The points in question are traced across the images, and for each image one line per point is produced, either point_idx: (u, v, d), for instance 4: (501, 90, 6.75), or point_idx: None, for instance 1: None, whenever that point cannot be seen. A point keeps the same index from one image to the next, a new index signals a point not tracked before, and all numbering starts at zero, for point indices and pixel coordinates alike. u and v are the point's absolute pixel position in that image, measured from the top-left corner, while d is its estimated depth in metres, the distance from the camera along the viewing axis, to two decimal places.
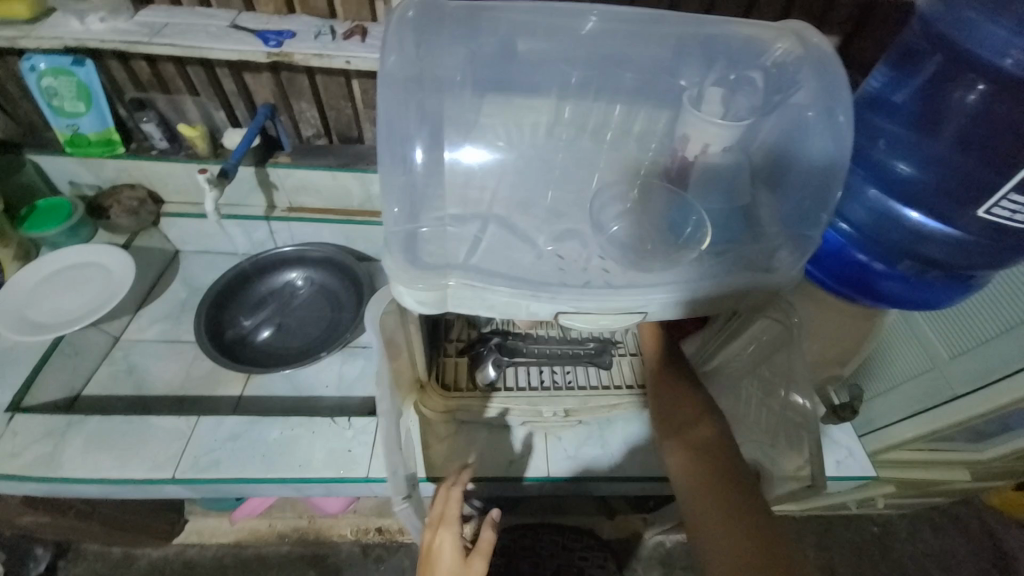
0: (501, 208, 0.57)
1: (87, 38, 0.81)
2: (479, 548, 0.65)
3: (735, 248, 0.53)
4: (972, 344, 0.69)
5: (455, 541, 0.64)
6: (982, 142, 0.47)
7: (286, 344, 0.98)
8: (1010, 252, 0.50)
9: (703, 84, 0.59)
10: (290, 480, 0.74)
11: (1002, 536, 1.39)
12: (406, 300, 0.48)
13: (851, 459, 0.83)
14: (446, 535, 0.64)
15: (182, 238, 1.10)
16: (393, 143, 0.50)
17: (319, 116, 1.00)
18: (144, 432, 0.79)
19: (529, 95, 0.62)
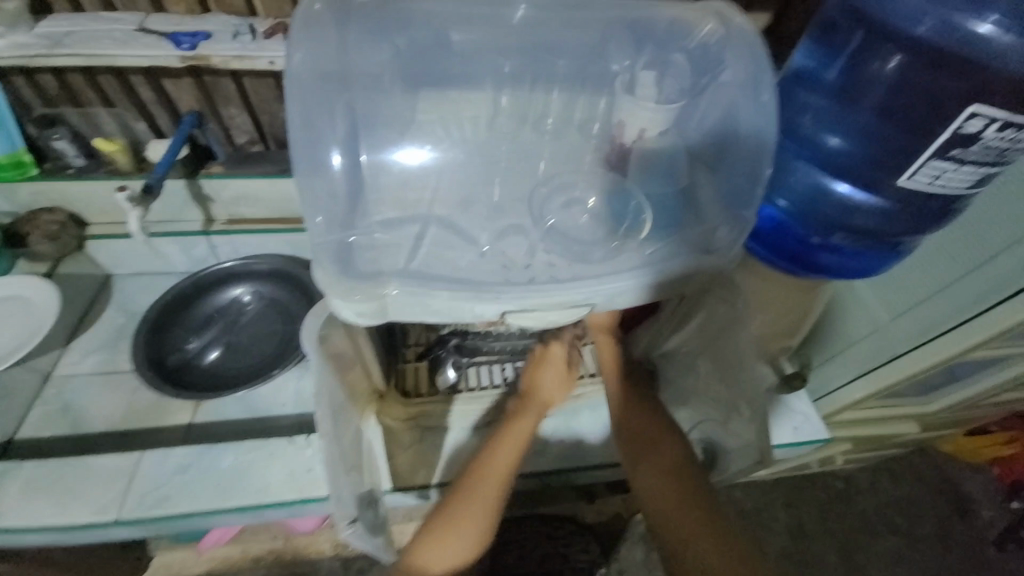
0: (441, 208, 0.55)
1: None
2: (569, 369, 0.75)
3: (676, 231, 0.53)
4: (909, 305, 0.72)
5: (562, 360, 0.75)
6: (901, 110, 0.48)
7: (236, 364, 0.94)
8: (932, 218, 0.52)
9: (633, 69, 0.59)
10: (249, 507, 0.70)
11: (958, 480, 1.48)
12: (344, 313, 0.46)
13: (807, 424, 0.87)
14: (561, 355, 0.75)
15: (113, 260, 1.03)
16: (309, 148, 0.48)
17: (251, 122, 0.95)
18: (85, 473, 0.74)
19: (463, 88, 0.60)
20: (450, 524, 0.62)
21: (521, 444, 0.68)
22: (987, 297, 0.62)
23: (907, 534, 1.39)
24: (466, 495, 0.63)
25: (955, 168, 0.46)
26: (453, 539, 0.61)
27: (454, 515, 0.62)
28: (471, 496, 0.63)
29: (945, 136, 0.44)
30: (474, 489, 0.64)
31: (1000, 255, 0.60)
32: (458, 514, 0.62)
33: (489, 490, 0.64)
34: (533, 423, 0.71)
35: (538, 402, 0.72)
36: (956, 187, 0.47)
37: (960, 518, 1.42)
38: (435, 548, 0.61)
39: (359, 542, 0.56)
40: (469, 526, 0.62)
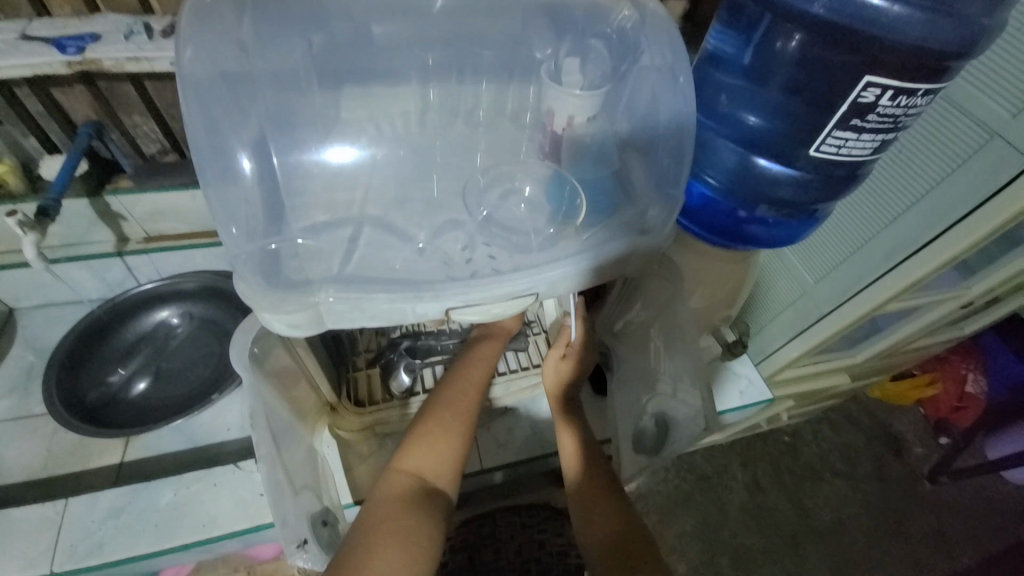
0: (375, 208, 0.53)
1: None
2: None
3: (611, 214, 0.54)
4: (829, 268, 0.78)
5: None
6: (806, 86, 0.50)
7: (168, 393, 0.86)
8: (842, 185, 0.56)
9: (557, 55, 0.59)
10: (195, 544, 0.66)
11: (890, 423, 1.63)
12: (276, 326, 0.43)
13: (751, 387, 0.93)
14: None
15: (14, 293, 0.92)
16: (214, 152, 0.45)
17: (160, 130, 0.87)
18: (4, 530, 0.66)
19: (387, 83, 0.58)
20: (432, 440, 0.62)
21: (489, 365, 0.70)
22: (896, 253, 0.68)
23: (849, 476, 1.52)
24: (446, 412, 0.64)
25: (856, 137, 0.48)
26: (441, 448, 0.62)
27: (437, 429, 0.63)
28: (450, 415, 0.64)
29: (845, 106, 0.47)
30: (451, 407, 0.64)
31: (906, 214, 0.67)
32: (441, 429, 0.63)
33: (465, 410, 0.65)
34: (498, 345, 0.72)
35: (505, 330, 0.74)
36: (859, 154, 0.50)
37: (896, 457, 1.57)
38: (424, 456, 0.61)
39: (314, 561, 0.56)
40: (453, 439, 0.63)
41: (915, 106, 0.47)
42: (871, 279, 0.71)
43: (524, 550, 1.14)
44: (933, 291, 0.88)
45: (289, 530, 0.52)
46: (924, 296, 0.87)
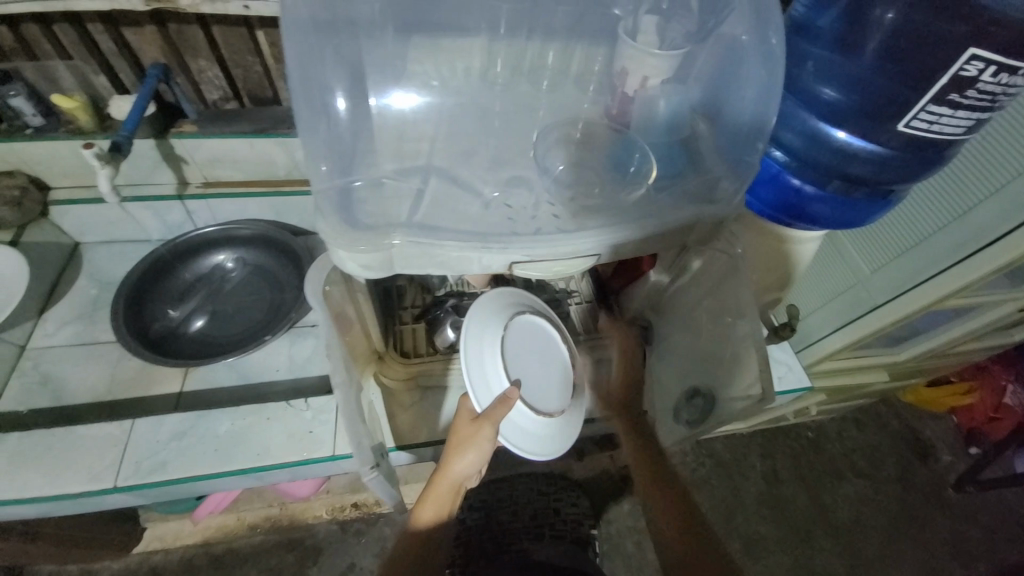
0: (441, 159, 0.53)
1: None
2: (505, 400, 0.60)
3: (679, 181, 0.53)
4: (888, 259, 0.75)
5: (493, 420, 0.59)
6: (901, 56, 0.48)
7: (222, 332, 0.91)
8: (924, 166, 0.53)
9: (637, 13, 0.58)
10: (249, 471, 0.70)
11: (919, 428, 1.59)
12: (349, 265, 0.45)
13: (791, 373, 0.89)
14: (482, 432, 0.60)
15: (81, 228, 0.97)
16: (312, 91, 0.46)
17: (223, 76, 0.89)
18: (73, 444, 0.71)
19: (455, 35, 0.58)
20: (417, 520, 0.68)
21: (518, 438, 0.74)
22: (962, 248, 0.65)
23: (872, 477, 1.50)
24: (421, 513, 0.68)
25: (951, 113, 0.47)
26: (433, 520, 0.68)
27: (417, 518, 0.69)
28: (424, 512, 0.68)
29: (943, 81, 0.45)
30: (425, 508, 0.68)
31: (982, 205, 0.63)
32: (419, 517, 0.69)
33: (435, 510, 0.68)
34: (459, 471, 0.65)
35: (452, 471, 0.65)
36: (952, 133, 0.48)
37: (922, 462, 1.53)
38: (421, 530, 0.69)
39: (382, 488, 0.57)
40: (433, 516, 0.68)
41: (1017, 84, 0.45)
42: (933, 273, 0.69)
43: (538, 515, 1.21)
44: (993, 292, 0.84)
45: (363, 449, 0.55)
46: (983, 295, 0.83)
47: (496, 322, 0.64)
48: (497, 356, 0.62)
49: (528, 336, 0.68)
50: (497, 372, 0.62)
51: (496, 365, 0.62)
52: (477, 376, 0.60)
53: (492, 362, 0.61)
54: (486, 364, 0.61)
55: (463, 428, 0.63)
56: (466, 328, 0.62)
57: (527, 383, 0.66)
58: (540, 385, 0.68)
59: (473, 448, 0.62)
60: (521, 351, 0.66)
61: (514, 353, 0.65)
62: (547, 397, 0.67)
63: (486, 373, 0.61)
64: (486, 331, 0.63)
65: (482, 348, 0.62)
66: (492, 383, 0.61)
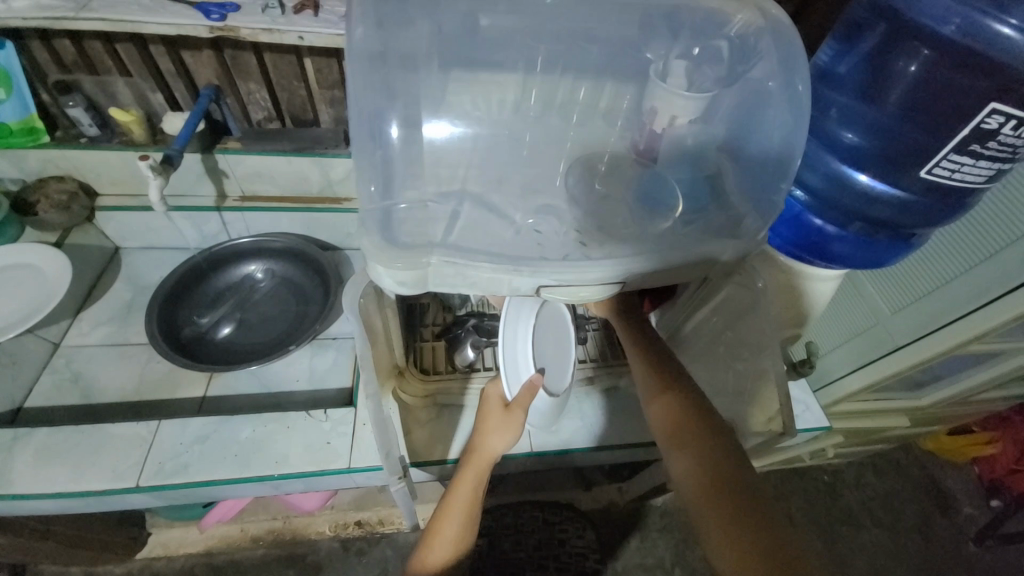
0: (476, 185, 0.56)
1: (7, 16, 0.74)
2: (531, 386, 0.67)
3: (703, 216, 0.55)
4: (909, 301, 0.75)
5: (521, 407, 0.68)
6: (924, 107, 0.50)
7: (248, 340, 0.94)
8: (945, 212, 0.55)
9: (668, 56, 0.61)
10: (266, 478, 0.71)
11: (939, 477, 1.54)
12: (386, 281, 0.47)
13: (807, 413, 0.89)
14: (514, 415, 0.67)
15: (122, 233, 1.02)
16: (366, 117, 0.49)
17: (270, 98, 0.94)
18: (99, 441, 0.73)
19: (495, 70, 0.61)
20: (440, 522, 0.67)
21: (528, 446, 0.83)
22: (986, 292, 0.65)
23: (890, 526, 1.44)
24: (436, 536, 0.67)
25: (972, 163, 0.48)
26: (450, 527, 0.67)
27: (432, 545, 0.67)
28: (439, 537, 0.67)
29: (964, 132, 0.47)
30: (440, 529, 0.67)
31: (1006, 250, 0.63)
32: (434, 544, 0.67)
33: (453, 532, 0.67)
34: (481, 472, 0.68)
35: (483, 454, 0.68)
36: (973, 181, 0.50)
37: (941, 513, 1.48)
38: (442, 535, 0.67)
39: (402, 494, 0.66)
40: (456, 514, 0.68)
41: None
42: (955, 317, 0.69)
43: (544, 545, 1.19)
44: (1015, 339, 0.83)
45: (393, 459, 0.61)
46: (1004, 342, 0.82)
47: (529, 312, 0.69)
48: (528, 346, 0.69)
49: (552, 319, 0.73)
50: (526, 361, 0.68)
51: (526, 353, 0.69)
52: (509, 362, 0.68)
53: (523, 352, 0.68)
54: (517, 353, 0.68)
55: (492, 416, 0.69)
56: (504, 312, 0.70)
57: (546, 367, 0.72)
58: (555, 366, 0.74)
59: (504, 430, 0.68)
60: (543, 338, 0.72)
61: (540, 338, 0.71)
62: (556, 377, 0.73)
63: (516, 361, 0.69)
64: (519, 321, 0.69)
65: (515, 333, 0.69)
66: (520, 370, 0.69)
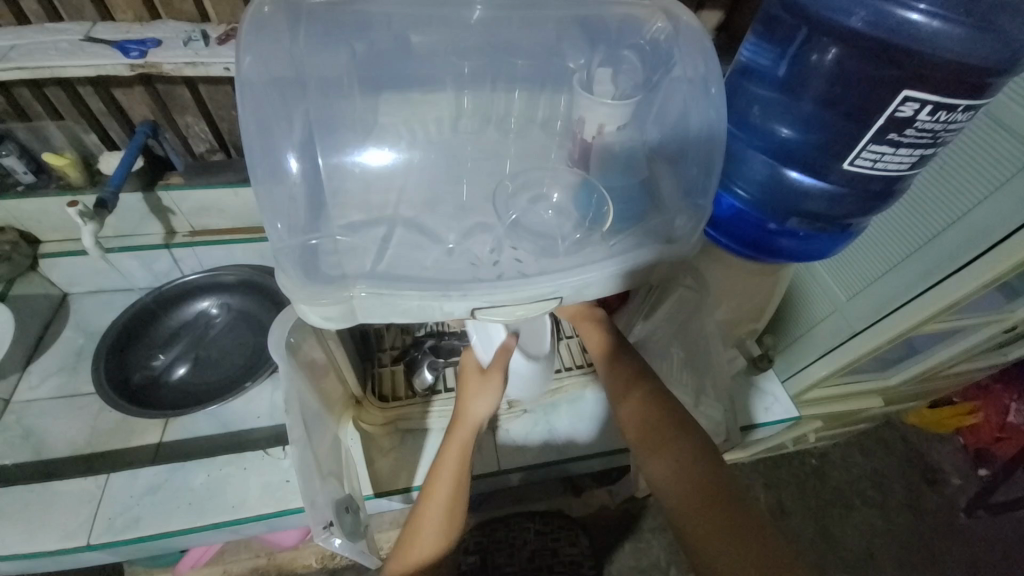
0: (408, 210, 0.55)
1: None
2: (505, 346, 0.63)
3: (638, 222, 0.54)
4: (863, 284, 0.76)
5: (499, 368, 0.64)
6: (842, 99, 0.50)
7: (204, 379, 0.91)
8: (876, 200, 0.55)
9: (590, 64, 0.61)
10: (223, 524, 0.69)
11: (926, 451, 1.55)
12: (312, 318, 0.46)
13: (777, 404, 0.88)
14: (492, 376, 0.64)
15: (69, 278, 0.99)
16: (262, 153, 0.47)
17: (210, 130, 0.92)
18: (46, 501, 0.70)
19: (422, 88, 0.60)
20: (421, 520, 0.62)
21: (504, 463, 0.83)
22: (935, 272, 0.65)
23: (880, 505, 1.45)
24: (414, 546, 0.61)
25: (893, 151, 0.49)
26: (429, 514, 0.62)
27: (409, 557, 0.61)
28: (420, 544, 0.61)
29: (881, 120, 0.47)
30: (419, 535, 0.61)
31: (949, 230, 0.63)
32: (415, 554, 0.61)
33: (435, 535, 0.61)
34: (463, 451, 0.64)
35: (466, 423, 0.65)
36: (897, 169, 0.50)
37: (930, 487, 1.49)
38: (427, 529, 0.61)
39: (345, 546, 0.58)
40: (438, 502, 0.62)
41: (956, 121, 0.47)
42: (909, 298, 0.69)
43: (537, 556, 1.17)
44: (976, 313, 0.84)
45: (319, 507, 0.56)
46: (964, 317, 0.83)
47: None
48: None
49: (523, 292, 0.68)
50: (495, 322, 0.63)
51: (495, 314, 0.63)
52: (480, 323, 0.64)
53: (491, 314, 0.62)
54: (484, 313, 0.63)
55: (469, 385, 0.66)
56: None
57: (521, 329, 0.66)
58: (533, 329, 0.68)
59: (485, 395, 0.65)
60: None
61: None
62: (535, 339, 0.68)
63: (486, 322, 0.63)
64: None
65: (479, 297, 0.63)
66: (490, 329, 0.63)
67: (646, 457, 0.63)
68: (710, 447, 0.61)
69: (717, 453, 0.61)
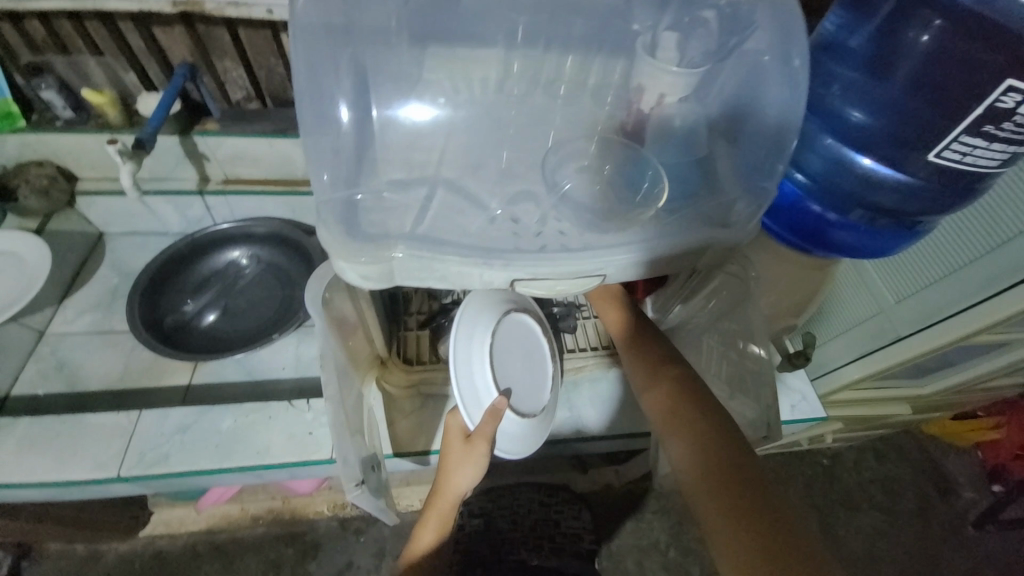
0: (450, 171, 0.52)
1: None
2: (493, 411, 0.61)
3: (692, 202, 0.51)
4: (914, 288, 0.72)
5: (484, 437, 0.62)
6: (935, 82, 0.46)
7: (232, 328, 0.93)
8: (953, 198, 0.51)
9: (656, 27, 0.57)
10: (247, 468, 0.71)
11: (941, 462, 1.51)
12: (350, 275, 0.45)
13: (804, 402, 0.87)
14: (477, 447, 0.63)
15: (105, 218, 1.00)
16: (314, 99, 0.47)
17: (247, 77, 0.90)
18: (81, 432, 0.73)
19: (471, 44, 0.56)
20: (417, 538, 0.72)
21: None
22: (998, 281, 0.61)
23: (888, 510, 1.43)
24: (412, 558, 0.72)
25: (986, 146, 0.45)
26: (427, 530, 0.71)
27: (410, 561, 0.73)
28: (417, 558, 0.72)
29: (978, 111, 0.43)
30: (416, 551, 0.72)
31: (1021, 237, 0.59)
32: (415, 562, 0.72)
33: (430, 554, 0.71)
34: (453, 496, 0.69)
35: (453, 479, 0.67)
36: (987, 165, 0.46)
37: (941, 497, 1.46)
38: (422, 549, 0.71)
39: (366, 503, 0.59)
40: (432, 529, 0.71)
41: None
42: (964, 307, 0.65)
43: (538, 527, 1.20)
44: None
45: (350, 461, 0.57)
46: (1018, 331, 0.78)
47: (485, 328, 0.64)
48: (486, 365, 0.62)
49: (513, 342, 0.68)
50: (486, 384, 0.62)
51: (485, 377, 0.63)
52: (465, 388, 0.61)
53: (481, 377, 0.62)
54: (474, 378, 0.61)
55: (454, 450, 0.67)
56: (455, 331, 0.61)
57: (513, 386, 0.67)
58: (525, 385, 0.70)
59: (470, 462, 0.64)
60: (507, 355, 0.67)
61: (501, 359, 0.66)
62: (526, 397, 0.69)
63: (474, 386, 0.61)
64: (474, 339, 0.62)
65: (470, 358, 0.62)
66: (481, 396, 0.62)
67: (668, 438, 0.62)
68: (737, 432, 0.59)
69: (743, 438, 0.58)
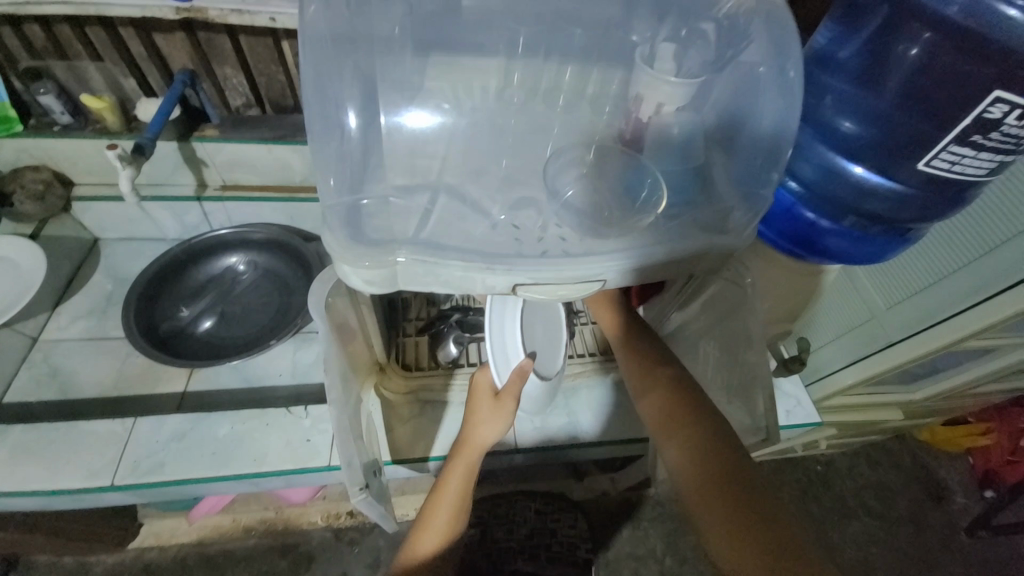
0: (452, 177, 0.53)
1: None
2: (521, 370, 0.63)
3: (690, 210, 0.52)
4: (905, 294, 0.73)
5: (512, 394, 0.64)
6: (924, 95, 0.47)
7: (229, 334, 0.92)
8: (942, 205, 0.52)
9: (655, 39, 0.58)
10: (244, 476, 0.70)
11: (931, 468, 1.53)
12: (353, 279, 0.45)
13: (798, 408, 0.89)
14: (504, 403, 0.65)
15: (101, 224, 0.99)
16: (322, 107, 0.47)
17: (247, 83, 0.91)
18: (74, 440, 0.72)
19: (474, 54, 0.58)
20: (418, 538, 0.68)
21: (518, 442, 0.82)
22: (984, 286, 0.62)
23: (881, 515, 1.44)
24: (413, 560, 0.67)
25: (973, 155, 0.46)
26: (430, 527, 0.68)
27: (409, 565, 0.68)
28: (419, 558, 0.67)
29: (967, 121, 0.45)
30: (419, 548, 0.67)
31: (1006, 244, 0.60)
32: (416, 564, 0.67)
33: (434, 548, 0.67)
34: (467, 471, 0.68)
35: (473, 445, 0.67)
36: (974, 173, 0.48)
37: (932, 503, 1.47)
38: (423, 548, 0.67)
39: (370, 509, 0.59)
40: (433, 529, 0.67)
41: None
42: (953, 312, 0.66)
43: (535, 534, 1.18)
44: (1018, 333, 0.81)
45: (352, 467, 0.56)
46: (1006, 336, 0.80)
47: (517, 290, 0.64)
48: (516, 328, 0.63)
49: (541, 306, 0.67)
50: (516, 346, 0.64)
51: (515, 339, 0.64)
52: (497, 344, 0.64)
53: (512, 338, 0.63)
54: (506, 339, 0.64)
55: (480, 407, 0.67)
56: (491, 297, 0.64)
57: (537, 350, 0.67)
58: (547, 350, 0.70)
59: (494, 420, 0.66)
60: (533, 318, 0.67)
61: (528, 322, 0.66)
62: (547, 361, 0.70)
63: (505, 346, 0.64)
64: (505, 309, 0.63)
65: (502, 323, 0.63)
66: (510, 357, 0.64)
67: (664, 441, 0.63)
68: (730, 432, 0.59)
69: (737, 439, 0.59)
